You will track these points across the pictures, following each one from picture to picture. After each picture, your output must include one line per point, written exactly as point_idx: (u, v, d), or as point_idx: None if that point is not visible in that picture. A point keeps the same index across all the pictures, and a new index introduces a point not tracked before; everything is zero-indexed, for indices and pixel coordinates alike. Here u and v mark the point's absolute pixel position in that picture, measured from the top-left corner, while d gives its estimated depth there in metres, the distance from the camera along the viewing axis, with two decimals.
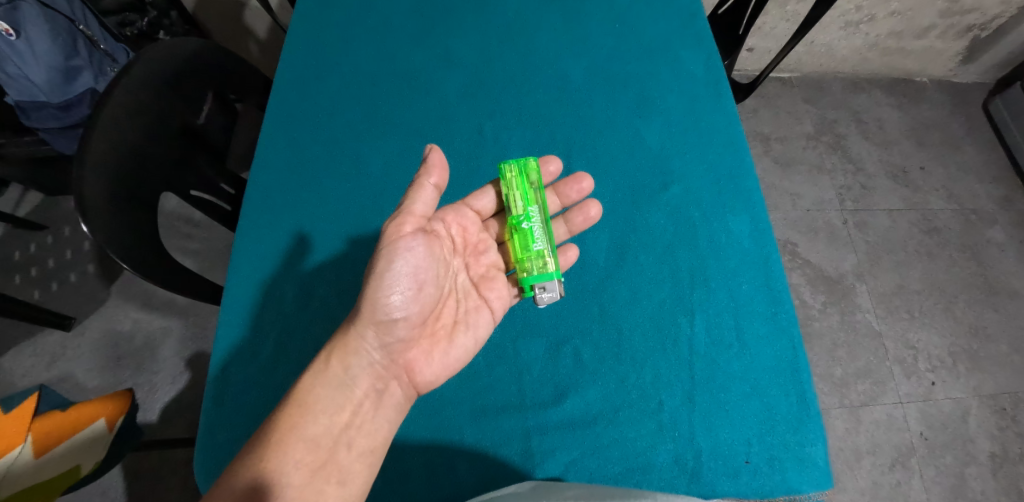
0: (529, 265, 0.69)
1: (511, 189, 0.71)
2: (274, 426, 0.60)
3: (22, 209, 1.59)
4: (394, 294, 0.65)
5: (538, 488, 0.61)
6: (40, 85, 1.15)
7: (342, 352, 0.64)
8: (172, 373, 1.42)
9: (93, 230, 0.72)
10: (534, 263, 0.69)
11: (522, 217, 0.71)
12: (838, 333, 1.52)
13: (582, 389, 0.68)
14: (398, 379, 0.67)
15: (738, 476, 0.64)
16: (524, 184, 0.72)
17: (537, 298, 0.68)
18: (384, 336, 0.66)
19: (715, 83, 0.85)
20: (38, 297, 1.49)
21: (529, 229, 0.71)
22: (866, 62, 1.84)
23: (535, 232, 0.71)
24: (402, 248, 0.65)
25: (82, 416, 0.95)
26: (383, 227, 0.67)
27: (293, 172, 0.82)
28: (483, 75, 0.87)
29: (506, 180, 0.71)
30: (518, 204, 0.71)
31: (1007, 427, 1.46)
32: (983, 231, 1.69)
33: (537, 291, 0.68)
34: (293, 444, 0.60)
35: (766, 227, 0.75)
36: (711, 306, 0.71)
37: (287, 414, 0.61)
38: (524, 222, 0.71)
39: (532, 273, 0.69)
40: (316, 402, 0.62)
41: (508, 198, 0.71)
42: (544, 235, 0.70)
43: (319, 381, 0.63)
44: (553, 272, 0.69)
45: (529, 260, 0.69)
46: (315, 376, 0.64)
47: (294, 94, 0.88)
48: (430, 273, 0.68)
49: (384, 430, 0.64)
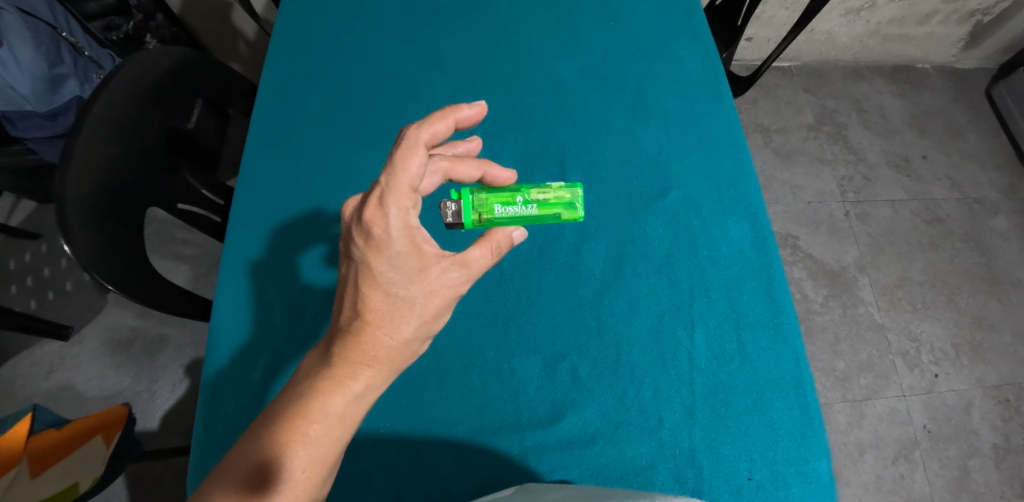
0: (482, 194, 0.62)
1: (552, 194, 0.63)
2: (289, 434, 0.53)
3: (16, 217, 1.57)
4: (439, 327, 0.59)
5: (535, 489, 0.59)
6: (26, 95, 1.11)
7: (387, 365, 0.56)
8: (171, 380, 1.41)
9: (75, 251, 0.70)
10: (476, 211, 0.62)
11: (531, 198, 0.63)
12: (840, 327, 1.51)
13: (581, 406, 0.66)
14: None
15: (740, 494, 0.63)
16: (559, 208, 0.64)
17: (451, 205, 0.61)
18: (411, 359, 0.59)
19: (713, 83, 0.83)
20: (34, 307, 1.47)
21: (516, 200, 0.63)
22: (867, 49, 1.81)
23: (515, 205, 0.63)
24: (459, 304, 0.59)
25: (81, 431, 0.96)
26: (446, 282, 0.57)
27: (279, 184, 0.80)
28: (472, 79, 0.85)
29: (564, 189, 0.64)
30: (538, 199, 0.63)
31: (1010, 418, 1.44)
32: (985, 219, 1.66)
33: (455, 205, 0.61)
34: (309, 449, 0.53)
35: (767, 234, 0.73)
36: (711, 318, 0.69)
37: (301, 419, 0.53)
38: (521, 197, 0.63)
39: (483, 195, 0.62)
40: (352, 416, 0.56)
41: (547, 187, 0.63)
42: (510, 216, 0.63)
43: (345, 393, 0.55)
44: (472, 212, 0.61)
45: (493, 196, 0.62)
46: (349, 394, 0.55)
47: (278, 103, 0.85)
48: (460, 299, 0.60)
49: None
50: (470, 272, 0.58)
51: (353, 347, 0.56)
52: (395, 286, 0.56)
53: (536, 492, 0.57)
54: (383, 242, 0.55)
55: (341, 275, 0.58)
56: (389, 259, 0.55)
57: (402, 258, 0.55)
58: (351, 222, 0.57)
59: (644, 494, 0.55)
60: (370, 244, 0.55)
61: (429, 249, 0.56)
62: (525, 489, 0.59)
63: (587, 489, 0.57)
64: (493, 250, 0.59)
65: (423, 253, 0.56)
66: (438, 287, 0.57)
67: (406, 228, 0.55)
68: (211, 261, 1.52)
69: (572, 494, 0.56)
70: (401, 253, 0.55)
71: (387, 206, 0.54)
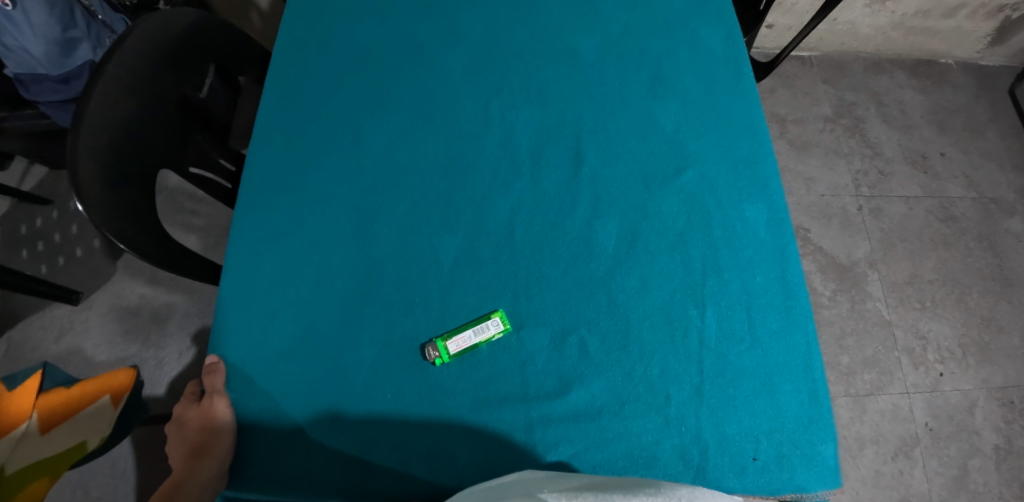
0: None
1: None
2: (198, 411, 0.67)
3: (27, 182, 1.58)
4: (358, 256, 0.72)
5: (537, 480, 0.56)
6: (39, 58, 1.14)
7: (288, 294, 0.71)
8: (179, 348, 1.42)
9: (89, 209, 0.70)
10: None
11: None
12: (847, 321, 1.50)
13: (588, 381, 0.65)
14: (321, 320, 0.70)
15: (744, 474, 0.62)
16: None
17: None
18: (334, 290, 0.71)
19: (734, 62, 0.82)
20: (45, 272, 1.48)
21: None
22: (889, 41, 1.77)
23: None
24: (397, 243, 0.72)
25: (88, 392, 0.97)
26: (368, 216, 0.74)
27: (291, 150, 0.78)
28: (488, 50, 0.83)
29: None
30: None
31: (1013, 420, 1.43)
32: (1001, 220, 1.64)
33: (434, 354, 0.66)
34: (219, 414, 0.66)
35: (783, 217, 0.72)
36: (723, 298, 0.68)
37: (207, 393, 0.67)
38: None
39: None
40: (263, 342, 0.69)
41: None
42: None
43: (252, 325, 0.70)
44: None
45: None
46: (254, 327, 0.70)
47: (291, 68, 0.84)
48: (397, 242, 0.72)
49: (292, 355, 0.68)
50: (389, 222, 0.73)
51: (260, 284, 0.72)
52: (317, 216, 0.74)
53: (533, 488, 0.55)
54: (177, 415, 0.71)
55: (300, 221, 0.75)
56: (180, 421, 0.70)
57: (186, 411, 0.70)
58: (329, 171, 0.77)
59: (653, 485, 0.51)
60: (169, 426, 0.72)
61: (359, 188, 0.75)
62: (525, 483, 0.56)
63: (593, 482, 0.54)
64: (204, 374, 0.68)
65: (341, 228, 0.73)
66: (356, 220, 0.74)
67: (181, 400, 0.72)
68: (219, 232, 1.52)
69: (575, 486, 0.53)
70: (180, 412, 0.70)
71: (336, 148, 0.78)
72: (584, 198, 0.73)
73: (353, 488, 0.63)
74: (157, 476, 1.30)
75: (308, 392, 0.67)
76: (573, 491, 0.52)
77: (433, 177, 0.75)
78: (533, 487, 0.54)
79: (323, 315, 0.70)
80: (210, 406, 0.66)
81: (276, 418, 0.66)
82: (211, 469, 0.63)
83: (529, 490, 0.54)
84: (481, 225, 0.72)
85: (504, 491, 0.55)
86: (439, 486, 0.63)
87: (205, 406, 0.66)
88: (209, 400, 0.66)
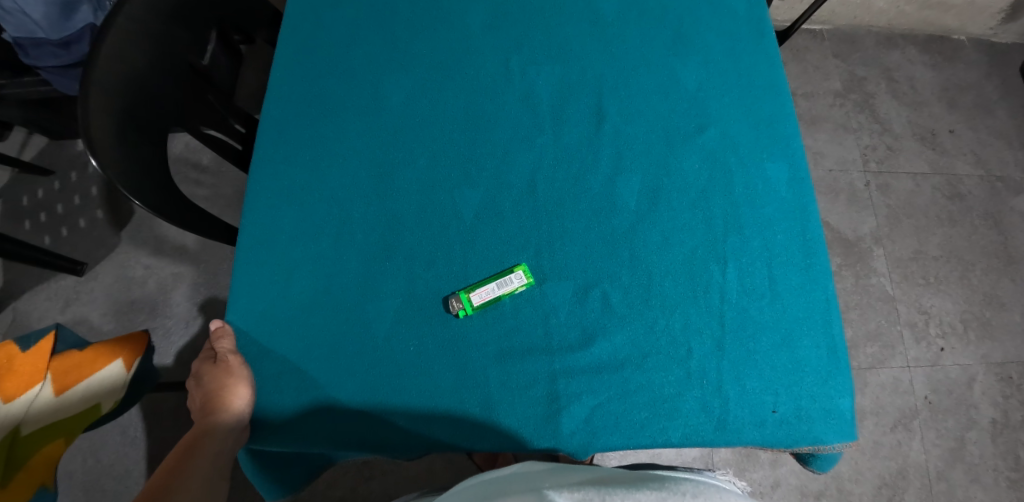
0: None
1: None
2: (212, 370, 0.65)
3: (28, 151, 1.56)
4: (376, 209, 0.72)
5: (538, 475, 0.53)
6: (38, 20, 1.10)
7: (309, 249, 0.71)
8: (185, 317, 1.42)
9: (104, 165, 0.70)
10: None
11: None
12: (851, 295, 1.51)
13: (610, 333, 0.65)
14: (341, 274, 0.69)
15: (763, 426, 0.63)
16: None
17: None
18: (354, 245, 0.70)
19: (757, 22, 0.80)
20: (49, 243, 1.48)
21: None
22: (903, 15, 1.74)
23: None
24: (419, 197, 0.72)
25: (100, 356, 0.95)
26: (389, 171, 0.73)
27: (308, 105, 0.78)
28: (506, 5, 0.82)
29: None
30: None
31: (1011, 395, 1.45)
32: (1006, 199, 1.63)
33: (457, 306, 0.66)
34: (241, 379, 0.65)
35: (805, 177, 0.72)
36: (745, 255, 0.68)
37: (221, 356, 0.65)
38: None
39: None
40: (285, 298, 0.69)
41: None
42: None
43: (271, 280, 0.70)
44: None
45: None
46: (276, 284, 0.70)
47: (308, 22, 0.82)
48: (417, 195, 0.72)
49: (313, 309, 0.68)
50: (410, 177, 0.73)
51: (283, 239, 0.71)
52: (336, 171, 0.74)
53: (535, 482, 0.51)
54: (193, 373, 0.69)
55: (319, 174, 0.74)
56: (195, 380, 0.68)
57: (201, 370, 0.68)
58: (348, 125, 0.76)
59: (655, 480, 0.50)
60: (188, 383, 0.70)
61: (379, 145, 0.75)
62: (526, 476, 0.53)
63: (598, 477, 0.51)
64: (218, 334, 0.67)
65: (358, 182, 0.73)
66: (380, 175, 0.73)
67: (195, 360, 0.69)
68: (224, 202, 1.51)
69: (580, 480, 0.50)
70: (196, 370, 0.68)
71: (353, 103, 0.77)
72: (607, 154, 0.73)
73: (375, 439, 0.64)
74: (166, 442, 1.32)
75: (328, 346, 0.67)
76: (577, 487, 0.48)
77: (453, 132, 0.75)
78: (535, 480, 0.51)
79: (346, 268, 0.70)
80: (223, 363, 0.65)
81: (296, 372, 0.66)
82: (230, 428, 0.63)
83: (532, 484, 0.51)
84: (502, 180, 0.72)
85: (506, 487, 0.52)
86: (460, 443, 0.63)
87: (218, 365, 0.65)
88: (223, 360, 0.65)
